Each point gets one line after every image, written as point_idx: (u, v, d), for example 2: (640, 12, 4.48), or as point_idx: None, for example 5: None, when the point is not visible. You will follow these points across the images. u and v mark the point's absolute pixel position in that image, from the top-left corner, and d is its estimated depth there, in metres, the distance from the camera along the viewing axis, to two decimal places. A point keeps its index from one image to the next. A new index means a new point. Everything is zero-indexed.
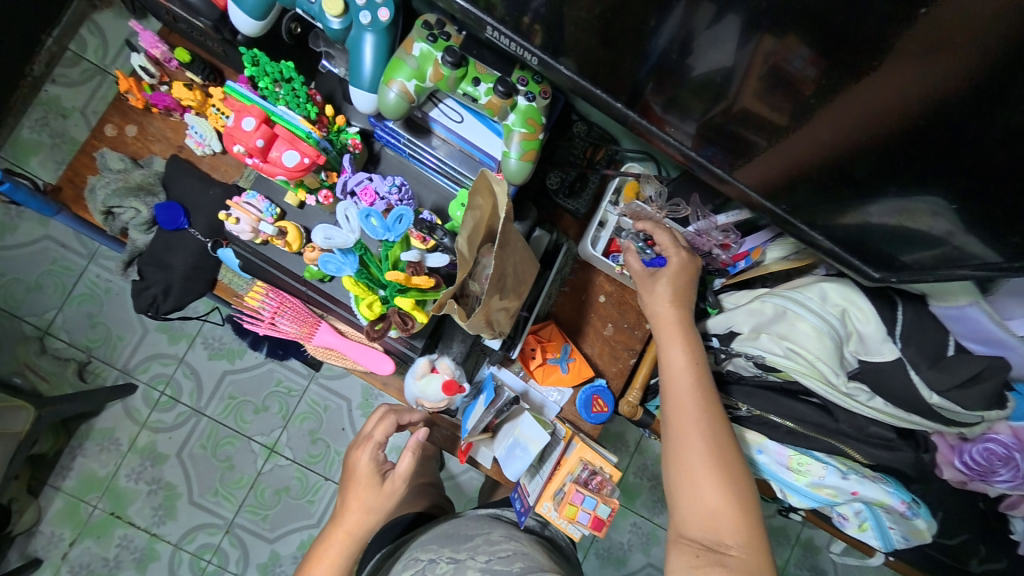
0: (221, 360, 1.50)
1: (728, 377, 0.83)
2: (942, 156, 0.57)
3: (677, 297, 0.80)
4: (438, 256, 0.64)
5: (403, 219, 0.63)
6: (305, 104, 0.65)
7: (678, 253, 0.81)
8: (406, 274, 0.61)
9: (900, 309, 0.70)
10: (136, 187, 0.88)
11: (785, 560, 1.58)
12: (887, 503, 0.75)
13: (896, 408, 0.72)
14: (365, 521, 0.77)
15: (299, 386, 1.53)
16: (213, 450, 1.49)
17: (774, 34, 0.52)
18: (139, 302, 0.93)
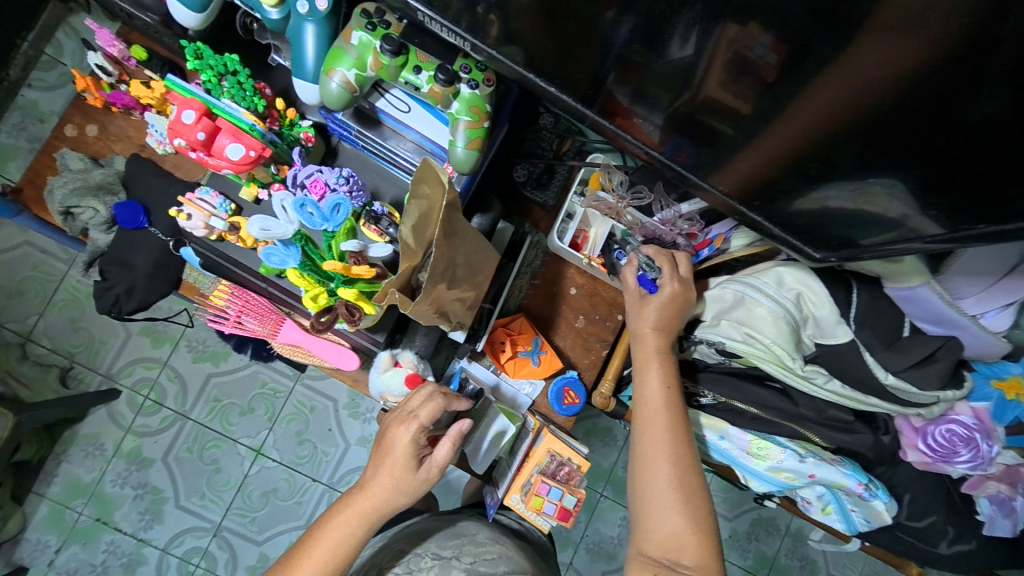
0: (206, 363, 1.50)
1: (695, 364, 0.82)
2: (913, 139, 0.52)
3: (663, 325, 0.76)
4: (381, 246, 0.64)
5: (341, 208, 0.62)
6: (251, 98, 0.65)
7: (672, 283, 0.76)
8: (345, 263, 0.59)
9: (855, 292, 0.70)
10: (95, 186, 0.87)
11: (775, 550, 1.59)
12: (845, 485, 0.75)
13: (854, 390, 0.72)
14: (378, 511, 0.74)
15: (285, 388, 1.52)
16: (199, 454, 1.48)
17: (736, 22, 0.47)
18: (103, 303, 0.92)
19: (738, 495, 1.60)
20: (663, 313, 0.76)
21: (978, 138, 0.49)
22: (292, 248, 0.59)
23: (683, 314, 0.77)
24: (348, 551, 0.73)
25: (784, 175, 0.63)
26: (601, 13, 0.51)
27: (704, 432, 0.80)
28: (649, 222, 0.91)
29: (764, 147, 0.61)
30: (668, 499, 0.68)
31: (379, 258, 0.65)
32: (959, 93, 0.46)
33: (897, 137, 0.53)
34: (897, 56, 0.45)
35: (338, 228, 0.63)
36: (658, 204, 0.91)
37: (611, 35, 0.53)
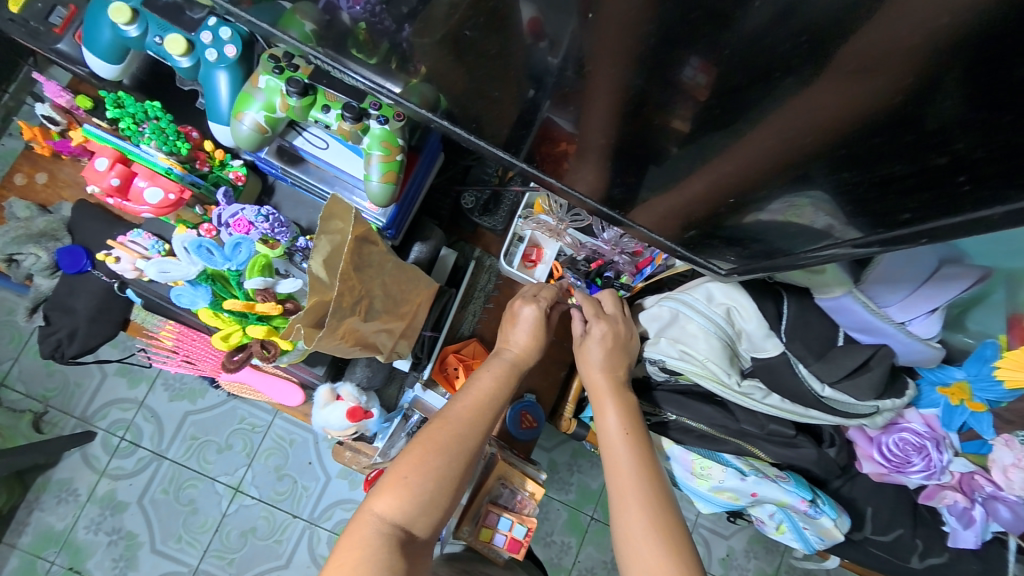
0: (183, 401, 1.48)
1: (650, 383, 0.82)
2: (890, 159, 0.41)
3: (604, 362, 0.71)
4: (289, 282, 0.63)
5: (242, 247, 0.62)
6: (174, 141, 0.67)
7: (600, 323, 0.73)
8: (246, 302, 0.59)
9: (784, 303, 0.70)
10: (38, 233, 0.88)
11: (777, 569, 1.53)
12: (787, 502, 0.72)
13: (793, 404, 0.70)
14: (478, 426, 0.66)
15: (263, 423, 1.49)
16: (175, 494, 1.44)
17: (649, 53, 0.41)
18: (44, 347, 0.91)
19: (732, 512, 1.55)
20: (604, 352, 0.72)
21: (910, 158, 0.40)
22: (200, 289, 0.60)
23: (628, 351, 0.74)
24: (466, 460, 0.64)
25: (680, 188, 0.58)
26: (507, 63, 0.49)
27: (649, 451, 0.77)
28: (591, 242, 0.91)
29: (671, 193, 0.60)
30: (652, 548, 0.57)
31: (290, 294, 0.64)
32: (879, 101, 0.37)
33: (762, 146, 0.46)
34: (790, 97, 0.39)
35: (244, 266, 0.63)
36: (597, 226, 0.90)
37: (509, 91, 0.53)
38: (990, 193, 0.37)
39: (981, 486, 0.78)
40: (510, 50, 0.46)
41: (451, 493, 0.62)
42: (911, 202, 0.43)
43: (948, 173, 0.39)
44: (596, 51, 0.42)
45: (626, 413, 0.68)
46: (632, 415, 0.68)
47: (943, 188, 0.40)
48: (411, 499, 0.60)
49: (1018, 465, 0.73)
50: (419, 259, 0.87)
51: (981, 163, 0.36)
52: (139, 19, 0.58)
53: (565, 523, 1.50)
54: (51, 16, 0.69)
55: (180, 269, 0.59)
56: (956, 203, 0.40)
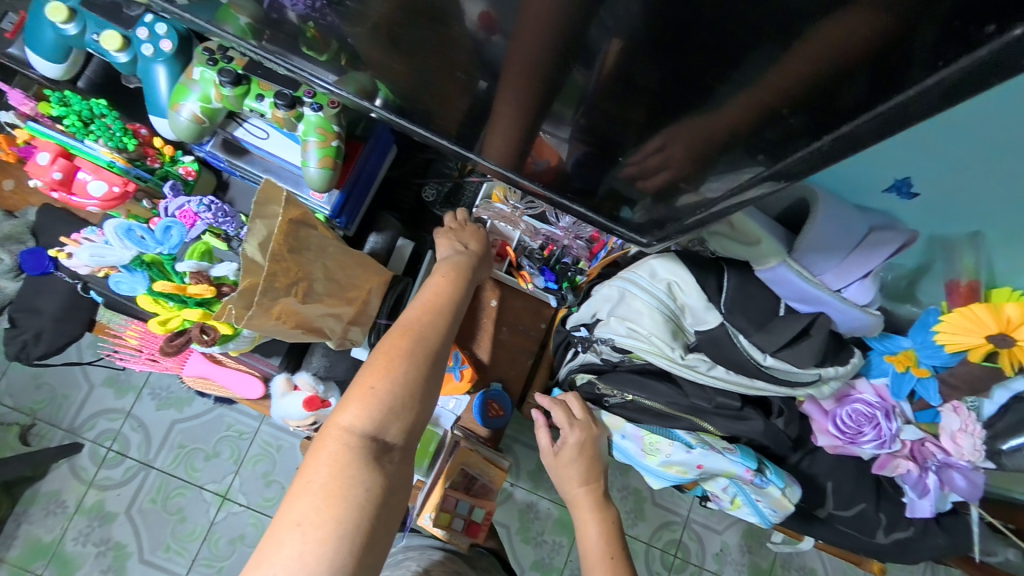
0: (170, 410, 1.49)
1: (606, 365, 0.83)
2: (730, 103, 0.41)
3: (579, 475, 0.75)
4: (223, 265, 0.65)
5: (173, 230, 0.65)
6: (121, 137, 0.68)
7: (574, 434, 0.75)
8: (177, 283, 0.61)
9: (725, 276, 0.71)
10: (4, 236, 0.90)
11: (769, 562, 1.53)
12: (733, 473, 0.72)
13: (739, 375, 0.70)
14: (435, 326, 0.69)
15: (250, 429, 1.50)
16: (163, 504, 1.45)
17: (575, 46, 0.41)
18: (11, 348, 0.92)
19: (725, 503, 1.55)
20: (578, 466, 0.75)
21: (744, 100, 0.40)
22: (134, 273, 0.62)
23: (602, 459, 0.77)
24: (433, 360, 0.65)
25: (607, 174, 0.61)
26: (434, 52, 0.50)
27: (605, 432, 0.80)
28: (546, 229, 0.92)
29: (598, 165, 0.60)
30: None
31: (226, 277, 0.66)
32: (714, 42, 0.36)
33: (684, 134, 0.48)
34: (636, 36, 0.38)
35: (177, 250, 0.66)
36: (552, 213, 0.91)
37: (444, 83, 0.55)
38: (816, 122, 0.38)
39: (932, 454, 0.78)
40: (437, 45, 0.48)
41: (420, 400, 0.63)
42: (765, 136, 0.43)
43: (776, 107, 0.39)
44: (520, 46, 0.43)
45: (605, 535, 0.72)
46: (609, 536, 0.72)
47: (776, 122, 0.40)
48: (379, 404, 0.60)
49: (965, 430, 0.74)
50: (375, 250, 0.89)
51: (803, 91, 0.37)
52: (78, 17, 0.61)
53: (555, 522, 1.49)
54: (4, 21, 0.71)
55: (112, 252, 0.61)
56: (800, 134, 0.40)
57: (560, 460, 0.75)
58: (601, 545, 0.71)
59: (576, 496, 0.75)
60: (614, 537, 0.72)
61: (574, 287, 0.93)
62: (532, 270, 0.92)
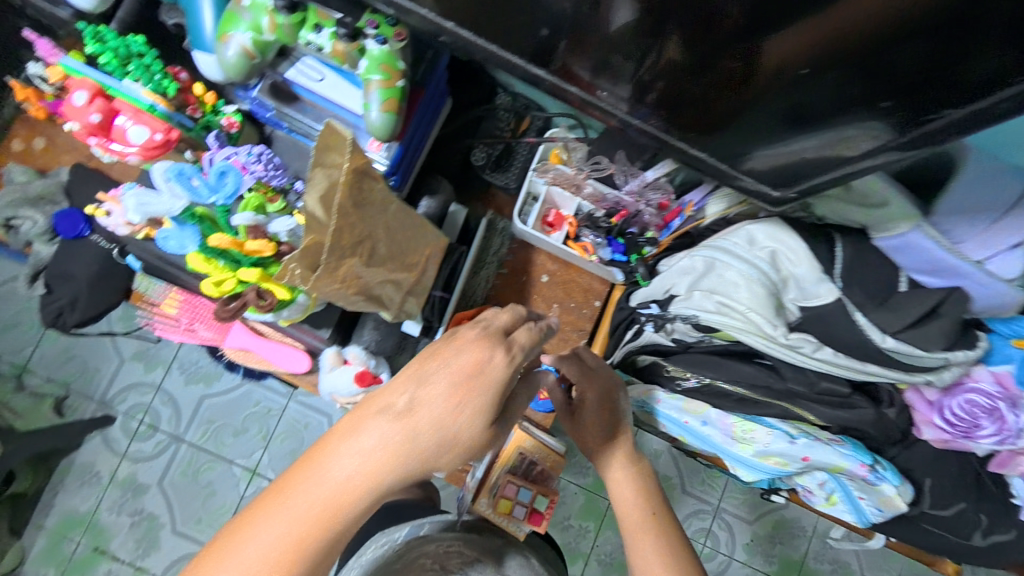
0: (198, 385, 1.46)
1: (676, 346, 0.77)
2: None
3: (600, 435, 0.66)
4: (281, 220, 0.60)
5: (227, 175, 0.61)
6: (160, 79, 0.62)
7: (591, 387, 0.66)
8: (232, 237, 0.56)
9: (838, 245, 0.61)
10: (36, 196, 0.85)
11: (806, 555, 1.48)
12: (845, 467, 0.64)
13: (849, 359, 0.62)
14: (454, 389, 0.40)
15: (278, 406, 1.46)
16: (193, 477, 1.43)
17: None
18: (46, 315, 0.88)
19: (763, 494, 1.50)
20: (597, 424, 0.66)
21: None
22: (186, 228, 0.57)
23: (618, 408, 0.68)
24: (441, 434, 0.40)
25: (701, 124, 0.53)
26: None
27: (684, 418, 0.74)
28: (610, 193, 0.84)
29: (697, 106, 0.51)
30: None
31: (281, 234, 0.60)
32: None
33: (827, 48, 0.40)
34: None
35: (232, 200, 0.61)
36: (620, 175, 0.83)
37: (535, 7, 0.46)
38: None
39: None
40: None
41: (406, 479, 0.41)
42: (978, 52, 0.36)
43: None
44: None
45: (640, 495, 0.64)
46: (644, 493, 0.64)
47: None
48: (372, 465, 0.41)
49: None
50: (428, 214, 0.80)
51: None
52: None
53: (580, 507, 1.44)
54: None
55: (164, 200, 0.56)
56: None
57: (577, 419, 0.68)
58: (636, 504, 0.64)
59: (599, 460, 0.67)
60: (650, 491, 0.65)
61: (643, 258, 0.84)
62: (597, 240, 0.84)
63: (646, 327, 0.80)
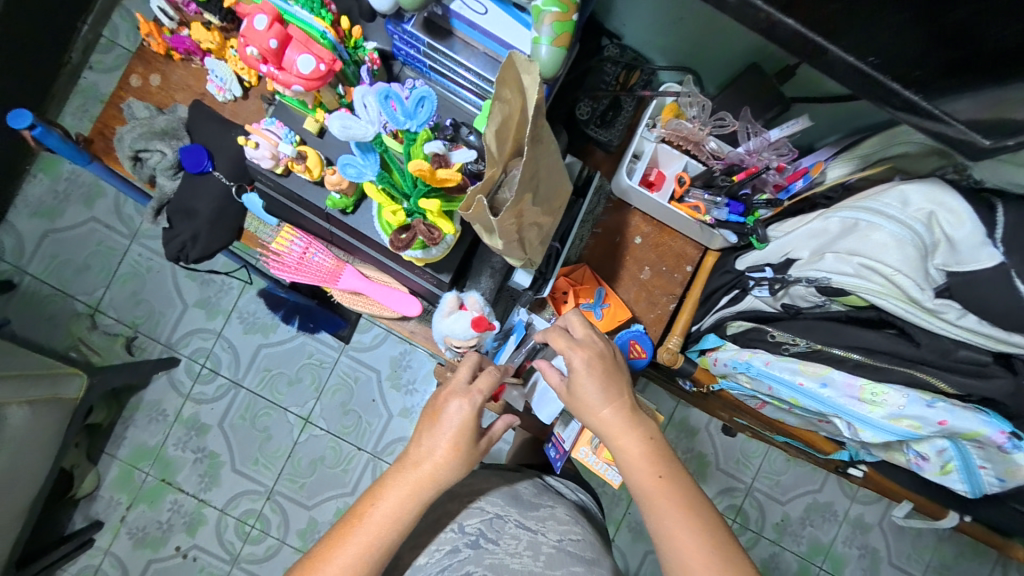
0: (255, 335, 1.48)
1: (783, 312, 0.78)
2: None
3: (599, 395, 0.64)
4: (463, 152, 0.61)
5: (425, 104, 0.60)
6: (318, 10, 0.64)
7: (578, 354, 0.65)
8: (432, 166, 0.57)
9: (1000, 210, 0.59)
10: (160, 131, 0.87)
11: (832, 538, 1.53)
12: (982, 434, 0.65)
13: (992, 328, 0.62)
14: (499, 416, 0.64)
15: (330, 359, 1.50)
16: (251, 421, 1.47)
17: None
18: (170, 250, 0.93)
19: (795, 480, 1.54)
20: (592, 379, 0.64)
21: None
22: (373, 157, 0.61)
23: (619, 370, 0.67)
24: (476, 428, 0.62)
25: (901, 65, 0.46)
26: None
27: (801, 380, 0.75)
28: (731, 151, 0.83)
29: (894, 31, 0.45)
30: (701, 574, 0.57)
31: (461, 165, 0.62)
32: None
33: None
34: None
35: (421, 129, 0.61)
36: (743, 133, 0.82)
37: None
38: None
39: None
40: None
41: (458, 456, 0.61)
42: None
43: None
44: None
45: (651, 455, 0.63)
46: (653, 449, 0.63)
47: None
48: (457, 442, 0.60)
49: None
50: None
51: None
52: None
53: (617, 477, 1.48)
54: None
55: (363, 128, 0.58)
56: None
57: (573, 394, 0.65)
58: (645, 465, 0.62)
59: (603, 425, 0.64)
60: (659, 449, 0.63)
61: (760, 221, 0.82)
62: (712, 199, 0.84)
63: (757, 291, 0.80)
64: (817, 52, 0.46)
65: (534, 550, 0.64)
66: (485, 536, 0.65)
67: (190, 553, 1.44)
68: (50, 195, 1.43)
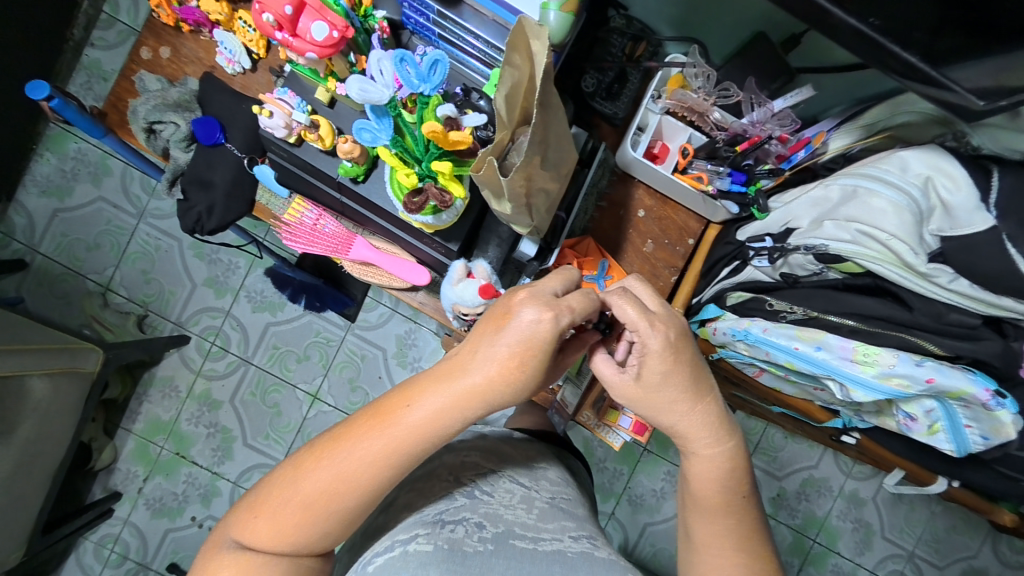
0: (264, 313, 1.52)
1: (783, 281, 0.80)
2: None
3: (678, 395, 0.56)
4: (474, 116, 0.63)
5: (438, 67, 0.62)
6: None
7: (659, 336, 0.55)
8: (445, 129, 0.59)
9: (996, 176, 0.60)
10: (173, 103, 0.89)
11: (827, 512, 1.59)
12: (969, 392, 0.67)
13: (984, 291, 0.64)
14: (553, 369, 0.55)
15: (337, 336, 1.53)
16: (262, 397, 1.52)
17: None
18: (186, 222, 0.96)
19: (790, 457, 1.59)
20: (678, 379, 0.56)
21: None
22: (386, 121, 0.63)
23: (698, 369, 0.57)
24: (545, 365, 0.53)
25: (899, 26, 0.46)
26: None
27: (795, 344, 0.76)
28: (735, 123, 0.85)
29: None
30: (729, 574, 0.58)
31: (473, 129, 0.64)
32: None
33: None
34: None
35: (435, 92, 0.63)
36: (747, 104, 0.84)
37: None
38: None
39: None
40: None
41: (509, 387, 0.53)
42: None
43: None
44: None
45: (727, 464, 0.59)
46: (733, 464, 0.59)
47: None
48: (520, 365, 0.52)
49: None
50: None
51: None
52: None
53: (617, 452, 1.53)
54: None
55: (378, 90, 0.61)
56: None
57: (644, 386, 0.57)
58: (715, 476, 0.59)
59: (680, 425, 0.58)
60: (736, 466, 0.59)
61: (761, 191, 0.84)
62: (718, 170, 0.86)
63: (757, 261, 0.81)
64: (820, 16, 0.46)
65: (529, 503, 0.64)
66: (478, 489, 0.64)
67: (205, 523, 1.50)
68: (59, 173, 1.45)
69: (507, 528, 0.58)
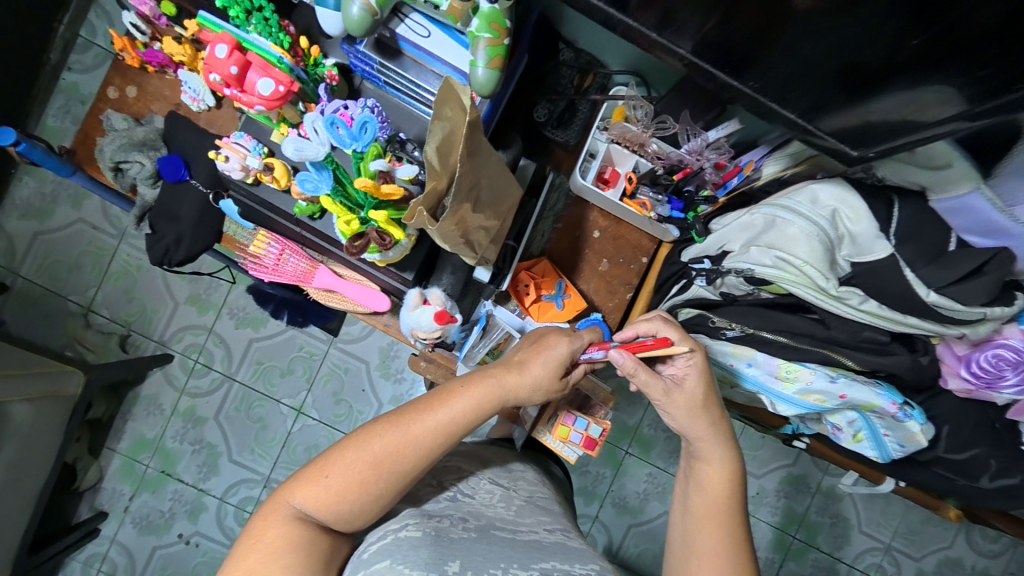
0: (247, 329, 1.55)
1: (722, 299, 0.83)
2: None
3: (708, 422, 0.68)
4: (407, 168, 0.69)
5: (368, 127, 0.66)
6: (277, 33, 0.71)
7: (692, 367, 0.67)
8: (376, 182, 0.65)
9: (896, 206, 0.68)
10: (139, 142, 0.93)
11: (805, 508, 1.64)
12: (877, 404, 0.75)
13: (891, 311, 0.69)
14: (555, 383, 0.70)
15: (320, 350, 1.57)
16: (247, 412, 1.55)
17: None
18: (155, 254, 0.98)
19: (767, 455, 1.64)
20: (704, 415, 0.68)
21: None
22: (326, 172, 0.67)
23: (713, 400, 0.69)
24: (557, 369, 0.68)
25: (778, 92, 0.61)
26: None
27: (729, 361, 0.81)
28: (672, 153, 0.90)
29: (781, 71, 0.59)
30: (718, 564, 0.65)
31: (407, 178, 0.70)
32: None
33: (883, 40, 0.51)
34: None
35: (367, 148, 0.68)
36: (683, 134, 0.90)
37: None
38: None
39: None
40: None
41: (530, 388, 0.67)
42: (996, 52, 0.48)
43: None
44: None
45: (729, 477, 0.68)
46: (738, 479, 0.68)
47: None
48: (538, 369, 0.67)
49: None
50: None
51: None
52: None
53: (601, 455, 1.57)
54: None
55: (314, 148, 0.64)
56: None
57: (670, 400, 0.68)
58: (723, 486, 0.68)
59: (704, 438, 0.68)
60: (739, 477, 0.68)
61: (700, 216, 0.89)
62: (660, 197, 0.91)
63: (697, 282, 0.84)
64: None
65: (507, 500, 0.69)
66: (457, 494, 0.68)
67: (193, 539, 1.53)
68: (39, 196, 1.47)
69: (488, 521, 0.62)
